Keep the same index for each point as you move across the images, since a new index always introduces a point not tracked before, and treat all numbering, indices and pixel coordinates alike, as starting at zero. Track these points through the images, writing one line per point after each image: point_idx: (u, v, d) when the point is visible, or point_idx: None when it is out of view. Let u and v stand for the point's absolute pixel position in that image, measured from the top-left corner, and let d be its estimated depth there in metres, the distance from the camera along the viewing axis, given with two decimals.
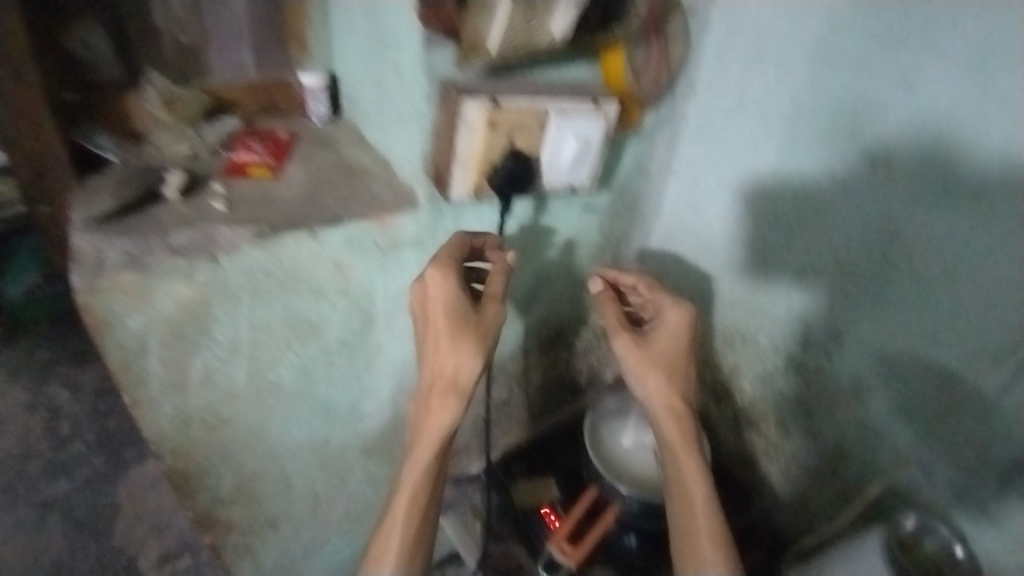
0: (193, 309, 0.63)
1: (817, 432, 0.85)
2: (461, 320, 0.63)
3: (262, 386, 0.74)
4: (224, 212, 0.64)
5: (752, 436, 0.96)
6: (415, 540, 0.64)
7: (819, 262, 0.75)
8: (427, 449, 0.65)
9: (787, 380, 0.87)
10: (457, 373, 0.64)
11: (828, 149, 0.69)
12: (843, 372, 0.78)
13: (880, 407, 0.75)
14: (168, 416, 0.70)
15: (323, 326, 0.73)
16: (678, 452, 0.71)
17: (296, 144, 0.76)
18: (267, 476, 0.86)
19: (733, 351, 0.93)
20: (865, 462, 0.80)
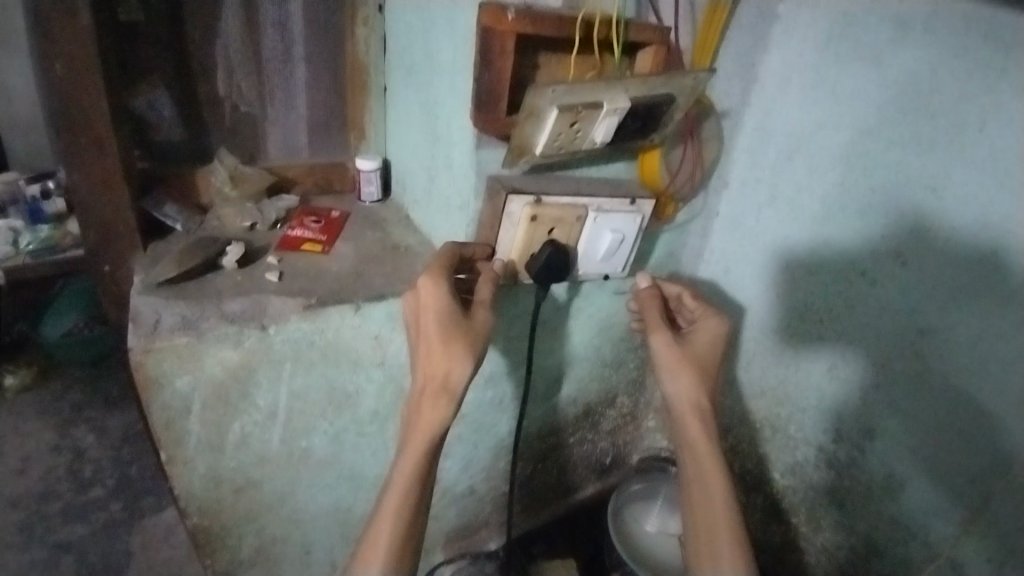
0: (237, 374, 0.65)
1: (850, 527, 0.82)
2: (450, 321, 0.58)
3: (294, 452, 0.76)
4: (276, 283, 0.68)
5: (782, 528, 0.93)
6: (401, 545, 0.56)
7: (851, 359, 0.75)
8: (420, 441, 0.58)
9: (818, 472, 0.85)
10: (446, 374, 0.58)
11: (858, 245, 0.70)
12: (877, 466, 0.76)
13: (913, 500, 0.72)
14: (200, 475, 0.71)
15: (358, 397, 0.75)
16: (700, 449, 0.69)
17: (346, 222, 0.81)
18: (288, 541, 0.86)
19: (761, 441, 0.92)
20: (900, 561, 0.75)
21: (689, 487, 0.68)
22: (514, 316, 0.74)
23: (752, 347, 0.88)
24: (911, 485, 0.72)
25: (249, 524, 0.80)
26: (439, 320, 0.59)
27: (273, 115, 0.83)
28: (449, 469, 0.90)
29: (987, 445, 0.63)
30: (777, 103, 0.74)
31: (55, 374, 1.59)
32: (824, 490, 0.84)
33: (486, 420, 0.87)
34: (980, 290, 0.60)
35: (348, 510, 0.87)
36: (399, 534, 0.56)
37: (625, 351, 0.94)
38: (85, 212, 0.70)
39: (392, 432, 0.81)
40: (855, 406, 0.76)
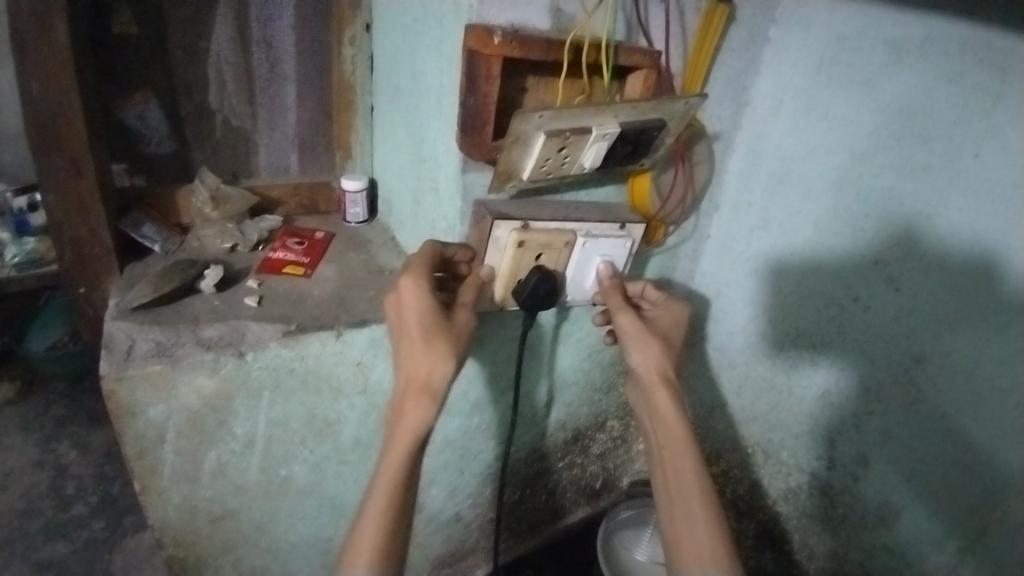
0: (213, 402, 0.63)
1: (843, 555, 0.80)
2: (432, 321, 0.55)
3: (273, 481, 0.74)
4: (255, 308, 0.66)
5: (774, 556, 0.91)
6: (383, 550, 0.51)
7: (844, 387, 0.74)
8: (404, 441, 0.54)
9: (811, 499, 0.83)
10: (427, 374, 0.54)
11: (851, 270, 0.70)
12: (871, 495, 0.74)
13: (908, 530, 0.71)
14: (175, 504, 0.69)
15: (340, 425, 0.73)
16: (674, 437, 0.61)
17: (331, 244, 0.80)
18: (268, 569, 0.84)
19: (754, 464, 0.91)
20: None
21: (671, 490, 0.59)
22: (502, 341, 0.73)
23: (745, 371, 0.87)
24: (906, 512, 0.70)
25: (225, 554, 0.78)
26: (419, 319, 0.55)
27: (261, 133, 0.82)
28: (435, 495, 0.88)
29: (982, 475, 0.62)
30: (770, 126, 0.74)
31: (38, 388, 1.56)
32: (816, 516, 0.83)
33: (474, 445, 0.85)
34: (973, 317, 0.60)
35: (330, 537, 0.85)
36: (383, 538, 0.51)
37: (614, 375, 0.93)
38: (60, 233, 0.69)
39: (375, 459, 0.79)
40: (846, 433, 0.76)
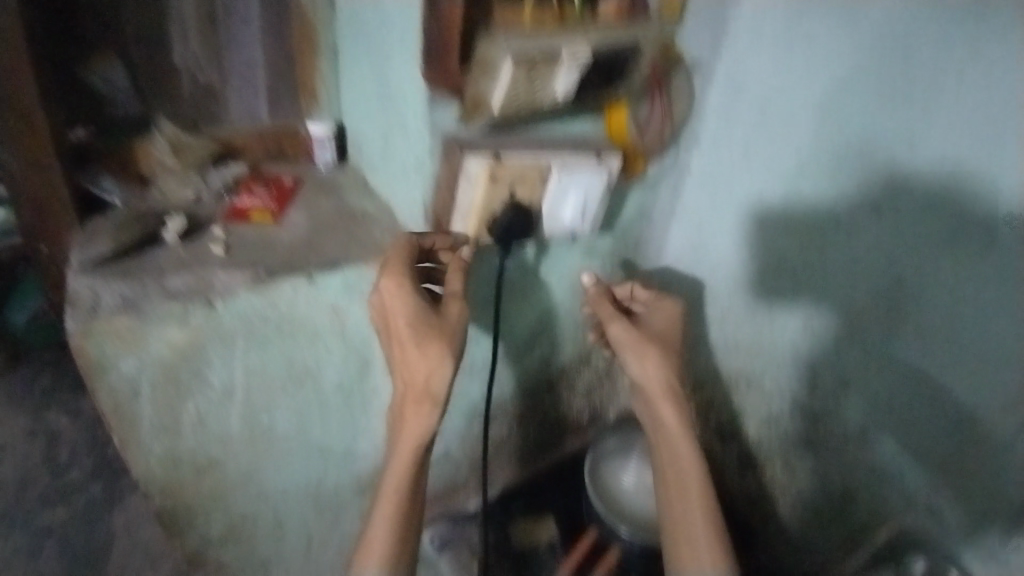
0: (186, 352, 0.63)
1: (824, 474, 0.84)
2: (421, 324, 0.59)
3: (256, 430, 0.74)
4: (223, 256, 0.65)
5: (753, 476, 0.95)
6: (399, 545, 0.61)
7: (825, 317, 0.75)
8: (410, 451, 0.61)
9: (793, 422, 0.86)
10: (424, 383, 0.60)
11: (833, 200, 0.69)
12: (852, 419, 0.76)
13: (888, 451, 0.73)
14: (158, 455, 0.70)
15: (319, 372, 0.72)
16: (682, 459, 0.68)
17: (300, 190, 0.77)
18: (260, 518, 0.86)
19: (737, 394, 0.93)
20: (871, 502, 0.78)
21: (672, 482, 0.68)
22: (480, 281, 0.72)
23: (727, 305, 0.88)
24: (882, 441, 0.73)
25: (215, 503, 0.80)
26: (408, 325, 0.60)
27: (229, 77, 0.77)
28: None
29: (954, 402, 0.64)
30: (747, 53, 0.71)
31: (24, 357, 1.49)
32: (795, 439, 0.86)
33: (457, 388, 0.86)
34: (949, 242, 0.60)
35: (318, 485, 0.86)
36: (396, 535, 0.60)
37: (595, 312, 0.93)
38: (14, 189, 0.66)
39: (360, 404, 0.79)
40: (828, 361, 0.77)
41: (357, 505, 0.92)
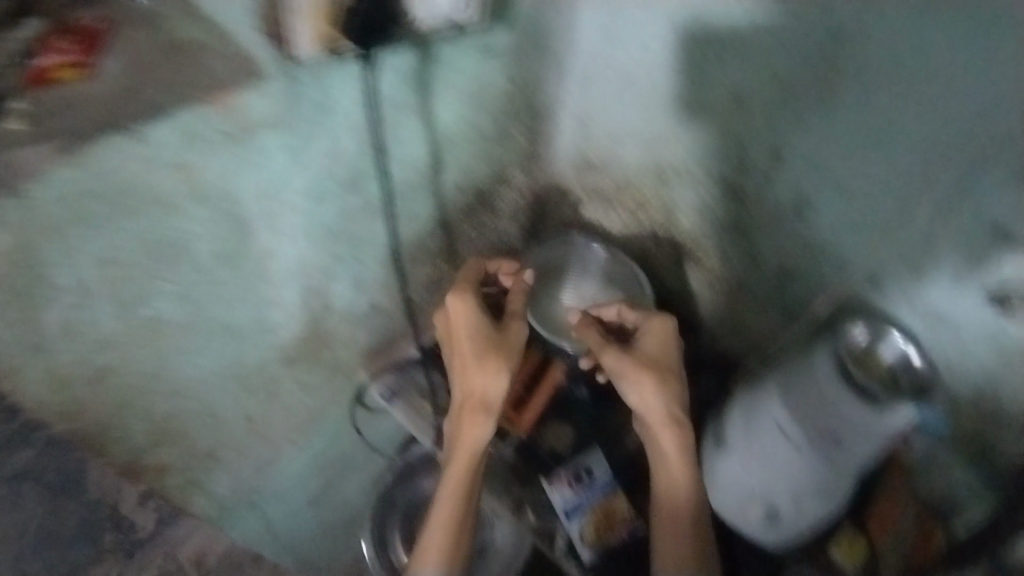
0: (15, 260, 0.57)
1: (758, 255, 0.88)
2: (491, 341, 0.79)
3: (145, 325, 0.69)
4: (30, 130, 0.56)
5: (691, 272, 0.97)
6: (449, 550, 0.68)
7: (749, 91, 0.76)
8: (464, 459, 0.74)
9: (720, 202, 0.88)
10: (483, 395, 0.76)
11: (808, 33, 0.69)
12: (785, 190, 0.80)
13: (827, 215, 0.78)
14: (39, 377, 0.65)
15: (192, 244, 0.67)
16: (654, 420, 0.75)
17: (112, 32, 0.63)
18: (188, 411, 0.82)
19: (665, 189, 0.93)
20: (811, 282, 0.84)
21: (664, 469, 0.75)
22: (343, 122, 0.71)
23: (642, 88, 0.86)
24: (821, 201, 0.77)
25: (132, 415, 0.76)
26: (478, 361, 0.77)
27: None
28: (340, 292, 0.86)
29: (946, 174, 0.66)
30: None
31: None
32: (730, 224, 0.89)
33: (359, 230, 0.82)
34: (963, 31, 0.59)
35: (240, 362, 0.82)
36: (447, 542, 0.69)
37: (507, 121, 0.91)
38: None
39: (252, 270, 0.74)
40: (751, 133, 0.79)
41: (291, 377, 0.90)
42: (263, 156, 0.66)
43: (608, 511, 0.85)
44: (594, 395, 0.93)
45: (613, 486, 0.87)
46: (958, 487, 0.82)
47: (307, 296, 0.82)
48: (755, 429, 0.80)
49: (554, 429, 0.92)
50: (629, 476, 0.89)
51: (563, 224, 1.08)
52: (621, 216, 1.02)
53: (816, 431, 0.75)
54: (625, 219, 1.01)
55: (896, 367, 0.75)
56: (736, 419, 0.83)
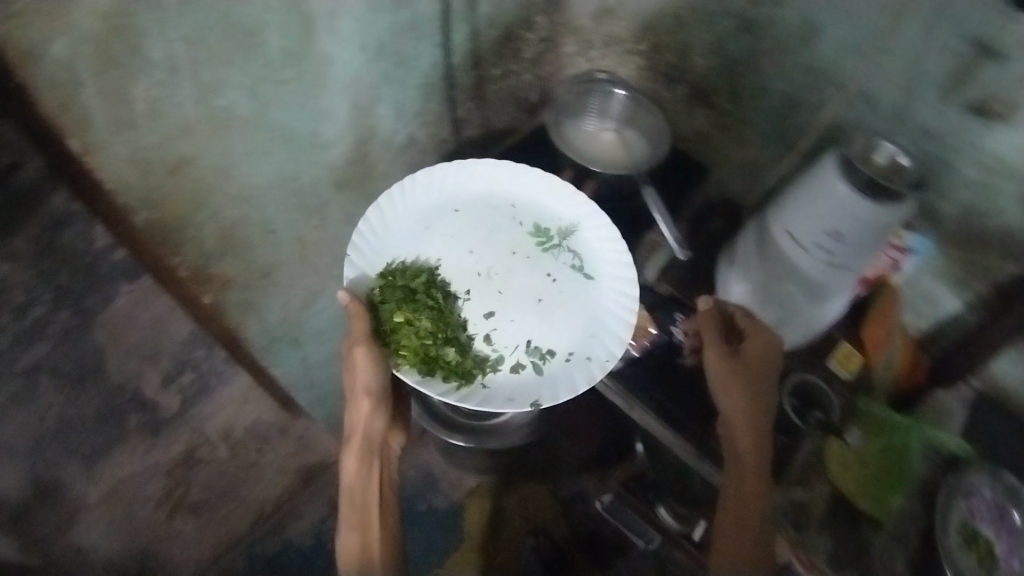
0: (116, 25, 0.61)
1: (766, 90, 0.94)
2: (380, 401, 0.83)
3: (215, 114, 0.72)
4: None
5: (702, 113, 1.03)
6: (363, 539, 0.88)
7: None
8: (353, 479, 0.88)
9: (736, 39, 0.93)
10: (361, 432, 0.86)
11: None
12: (791, 16, 0.87)
13: (826, 41, 0.85)
14: (125, 159, 0.70)
15: (263, 34, 0.69)
16: (739, 430, 0.82)
17: None
18: (249, 222, 0.85)
19: (681, 26, 0.97)
20: (812, 108, 0.91)
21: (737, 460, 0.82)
22: None
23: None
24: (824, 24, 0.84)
25: (199, 211, 0.79)
26: (373, 417, 0.85)
27: None
28: (384, 116, 0.88)
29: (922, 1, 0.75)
30: None
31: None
32: (751, 57, 0.93)
33: (408, 50, 0.84)
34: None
35: (296, 177, 0.85)
36: (357, 535, 0.88)
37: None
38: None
39: (312, 76, 0.76)
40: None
41: (338, 207, 0.95)
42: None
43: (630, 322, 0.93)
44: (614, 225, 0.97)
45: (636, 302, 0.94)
46: (946, 309, 0.95)
47: (356, 116, 0.85)
48: (762, 236, 0.90)
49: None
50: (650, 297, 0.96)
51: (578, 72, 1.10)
52: (637, 62, 1.04)
53: (823, 236, 0.82)
54: (641, 65, 1.04)
55: (887, 166, 0.80)
56: (748, 245, 0.92)
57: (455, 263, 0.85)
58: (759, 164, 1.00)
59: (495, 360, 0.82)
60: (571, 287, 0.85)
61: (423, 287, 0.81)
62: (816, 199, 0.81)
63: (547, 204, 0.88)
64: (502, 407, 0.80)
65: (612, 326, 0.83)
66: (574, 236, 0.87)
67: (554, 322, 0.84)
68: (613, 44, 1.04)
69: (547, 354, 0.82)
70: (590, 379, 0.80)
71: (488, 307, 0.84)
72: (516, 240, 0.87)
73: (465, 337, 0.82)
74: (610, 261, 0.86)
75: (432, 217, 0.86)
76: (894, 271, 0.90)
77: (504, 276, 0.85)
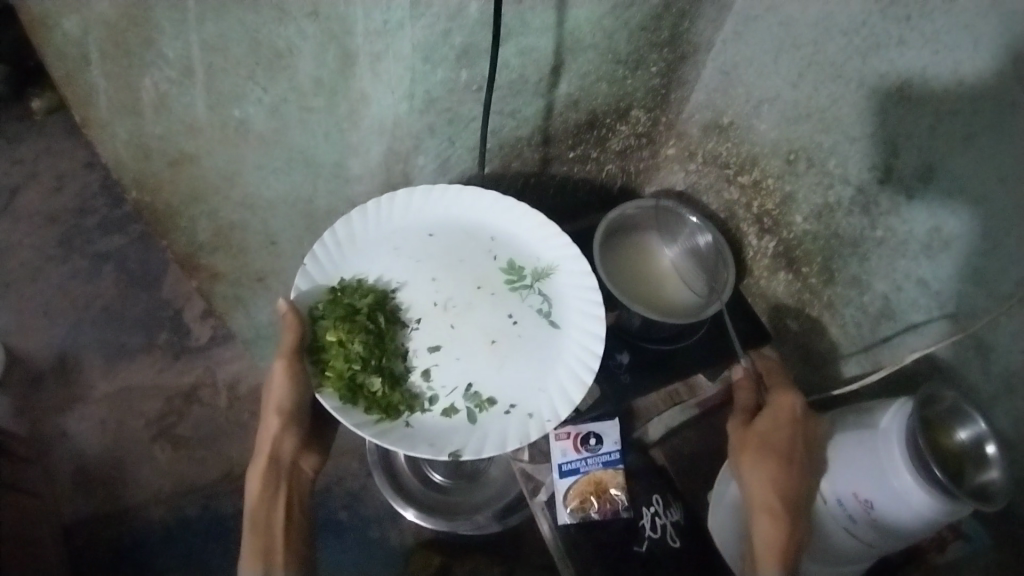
0: (130, 13, 0.59)
1: (866, 285, 0.77)
2: (294, 417, 0.73)
3: (228, 123, 0.67)
4: None
5: (786, 275, 0.87)
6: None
7: (951, 89, 0.63)
8: (259, 504, 0.73)
9: (849, 216, 0.76)
10: (272, 447, 0.74)
11: (971, 51, 0.60)
12: (922, 219, 0.69)
13: (955, 264, 0.67)
14: (125, 138, 0.70)
15: (293, 60, 0.62)
16: (758, 514, 0.68)
17: None
18: (249, 228, 0.81)
19: (792, 174, 0.81)
20: (910, 328, 0.74)
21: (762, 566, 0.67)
22: (479, 27, 0.66)
23: (808, 53, 0.74)
24: (957, 243, 0.66)
25: (196, 205, 0.77)
26: (283, 435, 0.74)
27: None
28: (423, 168, 0.81)
29: None
30: None
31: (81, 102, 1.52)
32: (861, 241, 0.76)
33: (464, 110, 0.75)
34: None
35: (309, 202, 0.79)
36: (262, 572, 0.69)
37: (646, 50, 0.81)
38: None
39: (345, 109, 0.68)
40: (915, 133, 0.67)
41: None
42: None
43: (600, 482, 0.82)
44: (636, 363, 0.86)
45: (618, 462, 0.83)
46: None
47: (390, 160, 0.77)
48: None
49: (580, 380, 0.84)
50: (636, 462, 0.85)
51: (670, 177, 0.99)
52: (731, 193, 0.91)
53: (852, 497, 0.67)
54: (734, 197, 0.90)
55: (965, 445, 0.62)
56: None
57: (410, 290, 0.75)
58: (830, 356, 0.84)
59: (428, 398, 0.71)
60: (531, 332, 0.75)
61: (360, 306, 0.70)
62: (857, 450, 0.67)
63: (528, 242, 0.79)
64: (419, 452, 0.68)
65: (564, 383, 0.72)
66: (549, 280, 0.78)
67: (505, 370, 0.73)
68: (713, 163, 0.91)
69: (485, 403, 0.71)
70: (523, 439, 0.69)
71: (435, 341, 0.73)
72: (485, 275, 0.78)
73: (401, 367, 0.72)
74: (579, 311, 0.76)
75: (401, 239, 0.77)
76: (936, 551, 0.72)
77: (462, 309, 0.75)
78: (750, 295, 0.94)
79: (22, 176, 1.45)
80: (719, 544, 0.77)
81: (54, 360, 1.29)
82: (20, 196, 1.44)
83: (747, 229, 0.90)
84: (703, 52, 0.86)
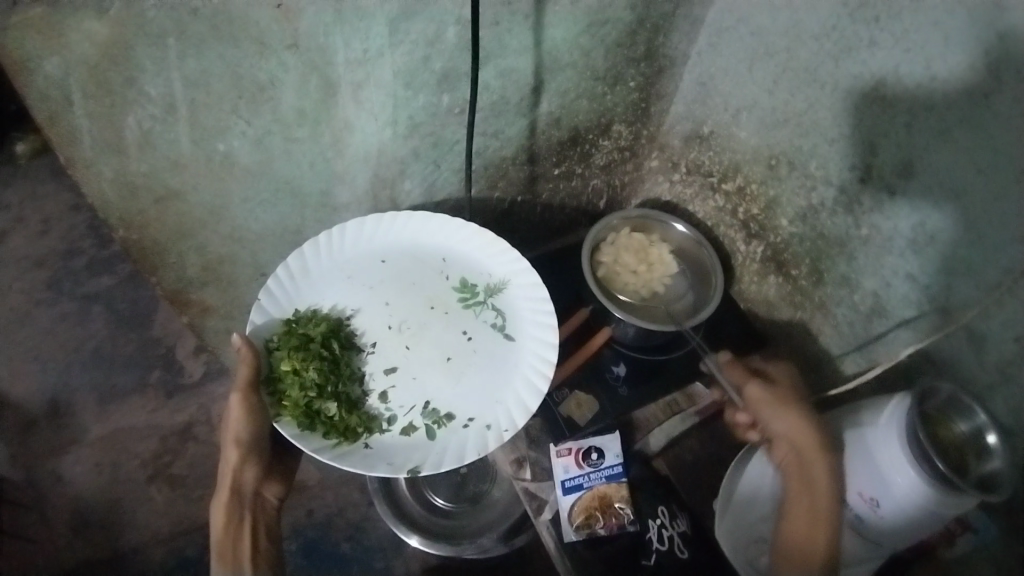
0: (111, 53, 0.58)
1: (855, 283, 0.78)
2: (253, 449, 0.71)
3: (213, 156, 0.67)
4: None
5: (774, 278, 0.88)
6: None
7: (926, 86, 0.64)
8: (224, 540, 0.69)
9: (833, 216, 0.77)
10: (233, 481, 0.71)
11: (944, 49, 0.61)
12: (905, 214, 0.70)
13: (939, 256, 0.68)
14: (108, 178, 0.69)
15: (275, 91, 0.63)
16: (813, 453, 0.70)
17: None
18: (237, 260, 0.81)
19: (775, 179, 0.82)
20: (900, 321, 0.74)
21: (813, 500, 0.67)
22: (458, 49, 0.67)
23: (783, 59, 0.75)
24: (942, 237, 0.67)
25: (183, 241, 0.77)
26: (243, 468, 0.71)
27: None
28: (409, 191, 0.81)
29: None
30: None
31: None
32: (846, 239, 0.77)
33: (447, 133, 0.76)
34: None
35: (297, 230, 0.79)
36: None
37: (623, 65, 0.82)
38: None
39: (328, 139, 0.69)
40: (893, 131, 0.68)
41: None
42: (363, 24, 0.60)
43: (604, 497, 0.81)
44: (632, 377, 0.89)
45: (619, 476, 0.83)
46: None
47: (377, 185, 0.78)
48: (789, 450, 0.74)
49: (578, 396, 0.87)
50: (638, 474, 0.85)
51: (655, 188, 1.00)
52: (717, 200, 0.92)
53: (858, 497, 0.66)
54: (720, 205, 0.91)
55: None
56: None
57: (364, 318, 0.76)
58: (824, 354, 0.85)
59: (386, 419, 0.71)
60: (486, 348, 0.75)
61: (314, 336, 0.70)
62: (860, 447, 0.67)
63: (477, 259, 0.80)
64: (377, 471, 0.68)
65: (520, 393, 0.72)
66: (501, 295, 0.78)
67: (461, 385, 0.73)
68: (697, 171, 0.92)
69: (443, 418, 0.71)
70: (481, 450, 0.69)
71: (391, 362, 0.74)
72: (437, 293, 0.78)
73: (357, 393, 0.72)
74: (532, 322, 0.77)
75: (351, 266, 0.77)
76: None
77: (416, 330, 0.76)
78: (741, 301, 0.95)
79: (9, 221, 1.45)
80: (726, 552, 0.75)
81: (46, 405, 1.27)
82: (6, 241, 1.42)
83: (734, 235, 0.91)
84: (681, 64, 0.87)
